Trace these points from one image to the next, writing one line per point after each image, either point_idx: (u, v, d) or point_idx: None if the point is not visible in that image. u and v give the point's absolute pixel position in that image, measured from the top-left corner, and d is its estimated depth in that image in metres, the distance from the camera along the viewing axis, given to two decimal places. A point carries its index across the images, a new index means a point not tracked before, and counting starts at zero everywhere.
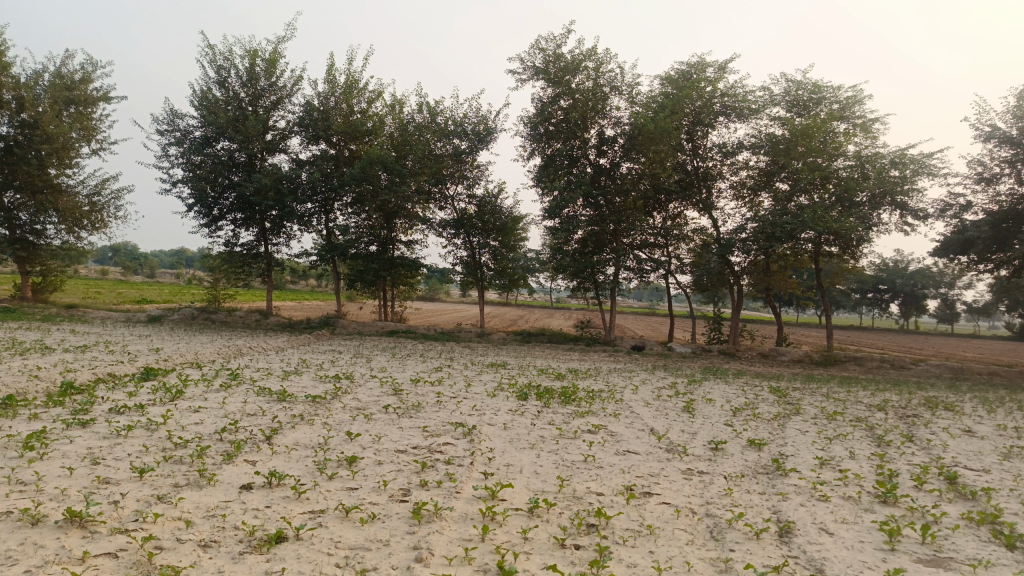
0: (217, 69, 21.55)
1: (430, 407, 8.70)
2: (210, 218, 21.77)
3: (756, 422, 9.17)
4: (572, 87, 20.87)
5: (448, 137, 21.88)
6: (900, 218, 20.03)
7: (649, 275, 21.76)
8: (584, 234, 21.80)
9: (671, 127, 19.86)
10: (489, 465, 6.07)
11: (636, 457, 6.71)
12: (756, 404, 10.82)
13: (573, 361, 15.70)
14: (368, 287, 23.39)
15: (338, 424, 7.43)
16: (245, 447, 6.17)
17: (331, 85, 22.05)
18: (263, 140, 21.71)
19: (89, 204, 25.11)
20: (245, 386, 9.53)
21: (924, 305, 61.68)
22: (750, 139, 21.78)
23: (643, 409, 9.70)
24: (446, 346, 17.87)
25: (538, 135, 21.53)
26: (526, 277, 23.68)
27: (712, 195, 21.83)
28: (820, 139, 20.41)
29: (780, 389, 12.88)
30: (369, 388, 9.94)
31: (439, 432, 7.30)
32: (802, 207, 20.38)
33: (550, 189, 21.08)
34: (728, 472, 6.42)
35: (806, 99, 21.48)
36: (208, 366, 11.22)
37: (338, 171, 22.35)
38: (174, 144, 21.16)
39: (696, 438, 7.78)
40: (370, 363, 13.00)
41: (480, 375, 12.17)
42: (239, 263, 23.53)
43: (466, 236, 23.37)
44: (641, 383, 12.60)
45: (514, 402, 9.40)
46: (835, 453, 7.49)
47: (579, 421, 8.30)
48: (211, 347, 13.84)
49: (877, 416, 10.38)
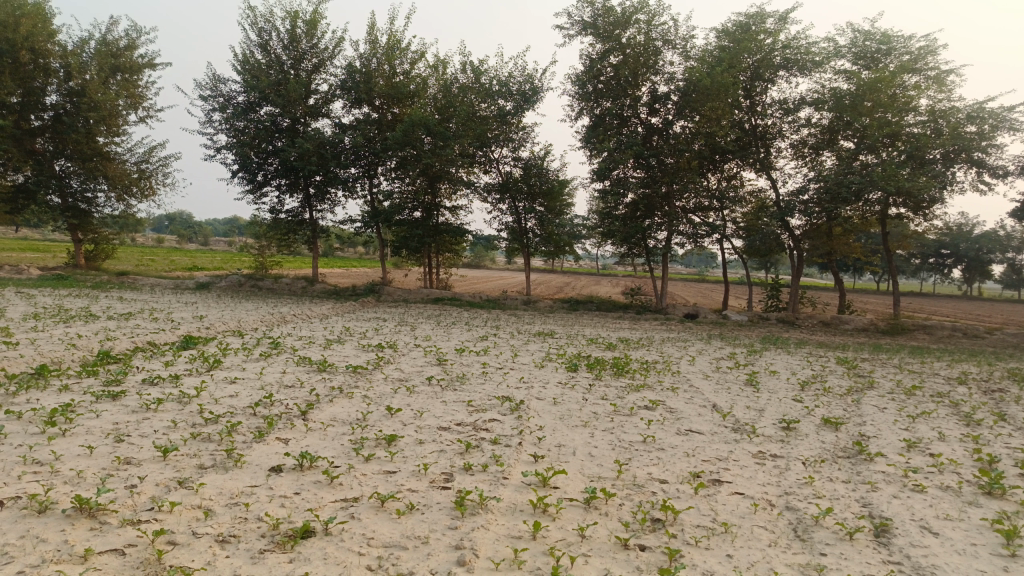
0: (259, 31, 21.16)
1: (476, 380, 8.20)
2: (254, 184, 21.58)
3: (827, 398, 8.45)
4: (623, 42, 19.89)
5: (493, 98, 21.21)
6: (977, 176, 18.63)
7: (703, 239, 20.83)
8: (634, 198, 20.94)
9: (729, 82, 18.78)
10: (540, 447, 5.54)
11: (700, 438, 6.10)
12: (824, 377, 10.06)
13: (624, 330, 15.08)
14: (413, 254, 23.02)
15: (378, 397, 6.98)
16: (278, 422, 5.75)
17: (372, 46, 21.45)
18: (306, 104, 21.34)
19: (137, 172, 25.22)
20: (285, 356, 9.18)
21: (989, 271, 58.87)
22: (812, 95, 20.52)
23: (702, 382, 9.06)
24: (492, 314, 17.42)
25: (587, 93, 20.64)
26: (572, 243, 23.00)
27: (770, 155, 20.71)
28: (889, 94, 19.07)
29: (848, 360, 12.05)
30: (412, 358, 9.51)
31: (485, 407, 6.80)
32: (869, 166, 19.14)
33: (599, 150, 20.23)
34: (806, 456, 5.77)
35: (875, 51, 20.05)
36: (249, 334, 10.95)
37: (381, 134, 21.89)
38: (217, 109, 20.92)
39: (764, 416, 7.13)
40: (414, 332, 12.61)
41: (528, 345, 11.66)
42: (284, 230, 23.38)
43: (512, 201, 22.72)
44: (698, 353, 11.91)
45: (564, 375, 8.86)
46: (921, 434, 6.76)
47: (635, 396, 7.72)
48: (253, 314, 13.62)
49: (960, 391, 9.51)
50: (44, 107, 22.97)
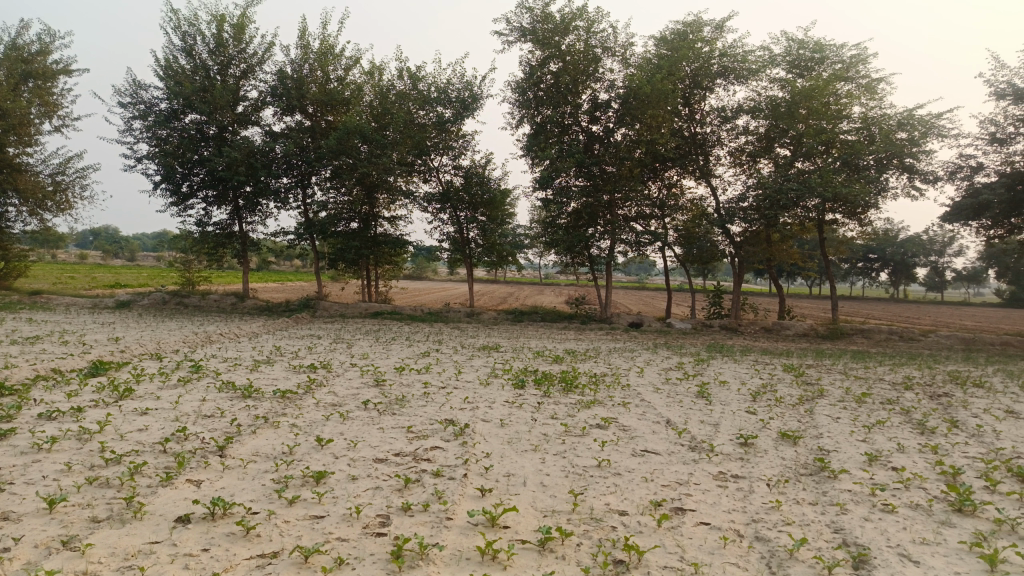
0: (182, 35, 20.13)
1: (416, 402, 7.65)
2: (179, 196, 20.48)
3: (781, 409, 8.21)
4: (562, 49, 19.67)
5: (431, 105, 20.71)
6: (908, 182, 19.06)
7: (645, 247, 20.71)
8: (577, 206, 20.69)
9: (668, 89, 18.75)
10: (487, 478, 5.04)
11: (657, 459, 5.71)
12: (774, 386, 9.86)
13: (570, 342, 14.71)
14: (350, 266, 22.24)
15: (308, 426, 6.36)
16: (191, 461, 5.10)
17: (304, 51, 20.67)
18: (234, 112, 20.41)
19: (52, 185, 23.68)
20: (207, 381, 8.42)
21: (914, 274, 61.18)
22: (749, 103, 20.71)
23: (653, 395, 8.71)
24: (433, 328, 16.84)
25: (527, 101, 20.36)
26: (515, 253, 22.62)
27: (710, 163, 20.80)
28: (823, 102, 19.36)
29: (795, 368, 11.95)
30: (347, 380, 8.88)
31: (426, 433, 6.26)
32: (806, 173, 19.38)
33: (540, 158, 19.93)
34: (768, 476, 5.44)
35: (808, 60, 20.35)
36: (168, 357, 10.09)
37: (314, 143, 21.10)
38: (138, 117, 19.77)
39: (720, 432, 6.81)
40: (351, 349, 11.94)
41: (471, 360, 11.14)
42: (213, 244, 22.28)
43: (453, 211, 22.20)
44: (646, 364, 11.60)
45: (510, 392, 8.38)
46: (880, 446, 6.54)
47: (585, 414, 7.30)
48: (176, 334, 12.70)
49: (908, 397, 9.42)
50: None
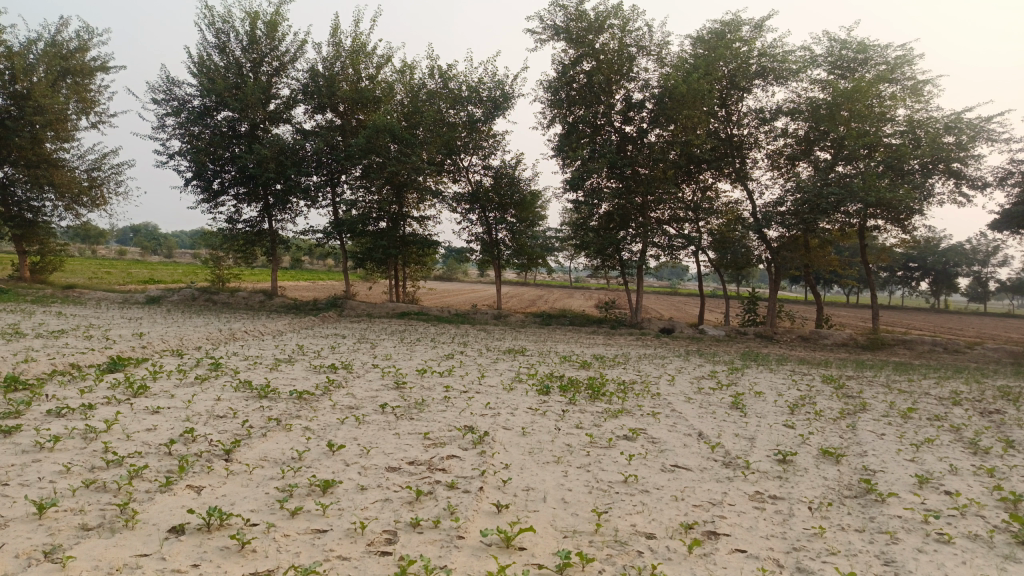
0: (216, 33, 20.20)
1: (435, 406, 7.35)
2: (210, 192, 20.54)
3: (820, 423, 7.75)
4: (596, 48, 19.28)
5: (462, 104, 20.50)
6: (955, 187, 18.30)
7: (678, 251, 20.20)
8: (608, 209, 20.27)
9: (705, 89, 18.25)
10: (504, 492, 4.73)
11: (689, 476, 5.33)
12: (812, 398, 9.37)
13: (598, 346, 14.33)
14: (378, 266, 22.11)
15: (321, 431, 6.10)
16: (194, 465, 4.85)
17: (336, 48, 20.59)
18: (265, 109, 20.42)
19: (88, 180, 23.93)
20: (223, 379, 8.22)
21: (955, 284, 59.40)
22: (788, 104, 20.10)
23: (684, 405, 8.30)
24: (459, 329, 16.57)
25: (560, 100, 20.03)
26: (545, 255, 22.28)
27: (746, 165, 20.24)
28: (866, 104, 18.67)
29: (834, 379, 11.42)
30: (367, 381, 8.63)
31: (443, 440, 5.96)
32: (847, 177, 18.72)
33: (572, 159, 19.55)
34: (810, 498, 5.03)
35: (851, 61, 19.68)
36: (189, 354, 9.94)
37: (344, 142, 21.02)
38: (171, 113, 19.86)
39: (756, 447, 6.39)
40: (373, 349, 11.71)
41: (496, 363, 10.83)
42: (242, 241, 22.32)
43: (482, 211, 21.94)
44: (677, 372, 11.17)
45: (534, 399, 8.04)
46: (930, 467, 6.06)
47: (612, 424, 6.93)
48: (200, 331, 12.59)
49: (956, 414, 8.86)
50: None
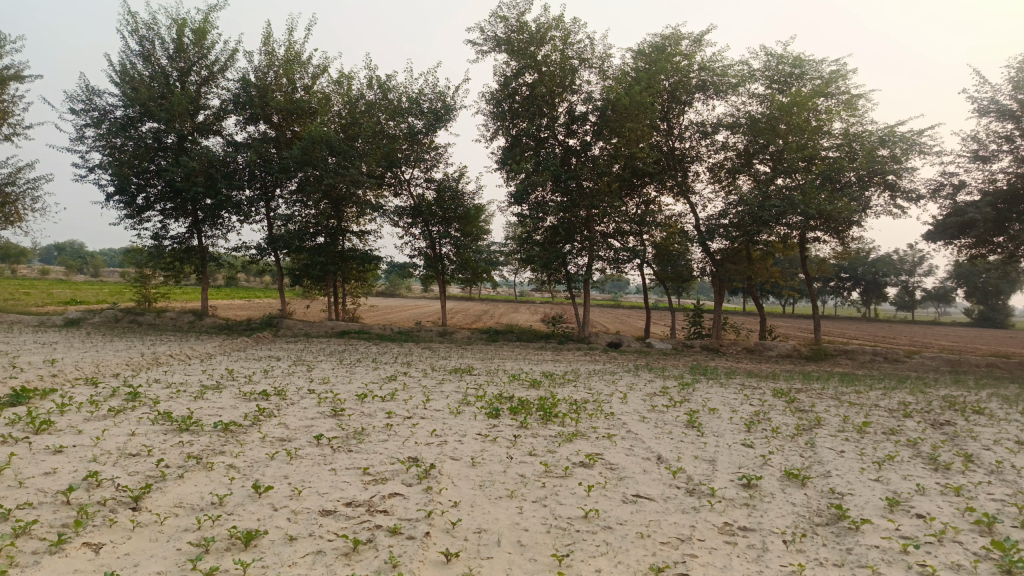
0: (140, 40, 19.20)
1: (376, 436, 6.80)
2: (134, 208, 19.44)
3: (779, 441, 7.50)
4: (538, 60, 19.07)
5: (402, 116, 20.00)
6: (890, 199, 18.70)
7: (624, 264, 20.06)
8: (553, 222, 20.00)
9: (648, 102, 18.21)
10: (454, 536, 4.24)
11: (652, 508, 4.94)
12: (766, 413, 9.15)
13: (546, 363, 13.94)
14: (316, 283, 21.30)
15: (248, 469, 5.49)
16: (94, 516, 4.20)
17: (270, 57, 19.84)
18: (194, 120, 19.48)
19: (0, 196, 22.37)
20: (140, 411, 7.47)
21: (884, 293, 61.52)
22: (728, 118, 20.27)
23: (640, 425, 7.96)
24: (402, 348, 15.97)
25: (503, 112, 19.73)
26: (490, 270, 21.86)
27: (688, 178, 20.29)
28: (804, 117, 18.95)
29: (784, 392, 11.29)
30: (302, 409, 8.00)
31: (385, 475, 5.44)
32: (787, 189, 18.93)
33: (516, 172, 19.22)
34: (781, 528, 4.71)
35: (787, 75, 19.99)
36: (104, 383, 9.09)
37: (279, 154, 20.23)
38: (91, 124, 18.73)
39: (718, 471, 6.05)
40: (310, 372, 11.04)
41: (441, 385, 10.30)
42: (170, 259, 21.19)
43: (424, 226, 21.40)
44: (628, 389, 10.83)
45: (483, 423, 7.57)
46: (897, 487, 5.84)
47: (567, 449, 6.51)
48: (119, 356, 11.68)
49: (910, 426, 8.76)
50: None
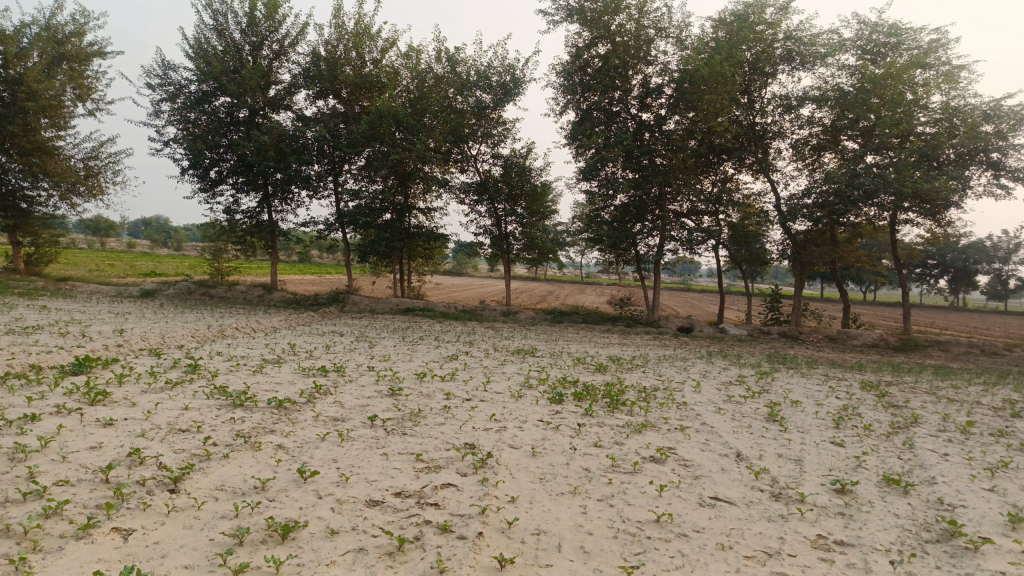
0: (214, 14, 19.34)
1: (433, 418, 6.44)
2: (207, 182, 19.75)
3: (872, 441, 6.78)
4: (612, 30, 18.28)
5: (470, 90, 19.62)
6: (993, 179, 17.21)
7: (697, 246, 19.19)
8: (624, 200, 19.28)
9: (729, 73, 17.21)
10: (510, 537, 3.82)
11: (733, 514, 4.41)
12: (855, 408, 8.39)
13: (613, 346, 13.39)
14: (382, 260, 21.24)
15: (296, 450, 5.20)
16: (129, 499, 3.96)
17: (339, 30, 19.70)
18: (265, 95, 19.58)
19: (84, 169, 23.13)
20: (197, 385, 7.34)
21: (975, 281, 58.02)
22: (815, 91, 19.04)
23: (716, 417, 7.37)
24: (466, 327, 15.68)
25: (573, 86, 19.06)
26: (556, 250, 21.33)
27: (769, 156, 19.19)
28: (899, 90, 17.57)
29: (873, 385, 10.43)
30: (359, 387, 7.73)
31: (439, 463, 5.06)
32: (878, 167, 17.66)
33: (586, 147, 18.56)
34: (885, 545, 4.10)
35: (881, 45, 18.59)
36: (167, 355, 9.05)
37: (347, 129, 20.16)
38: (167, 99, 19.03)
39: (805, 472, 5.45)
40: (371, 349, 10.83)
41: (503, 365, 9.91)
42: (242, 233, 21.50)
43: (491, 203, 21.03)
44: (702, 377, 10.21)
45: (546, 409, 7.12)
46: (1017, 500, 5.10)
47: (635, 441, 6.00)
48: (186, 327, 11.75)
49: (1021, 428, 7.86)
50: None
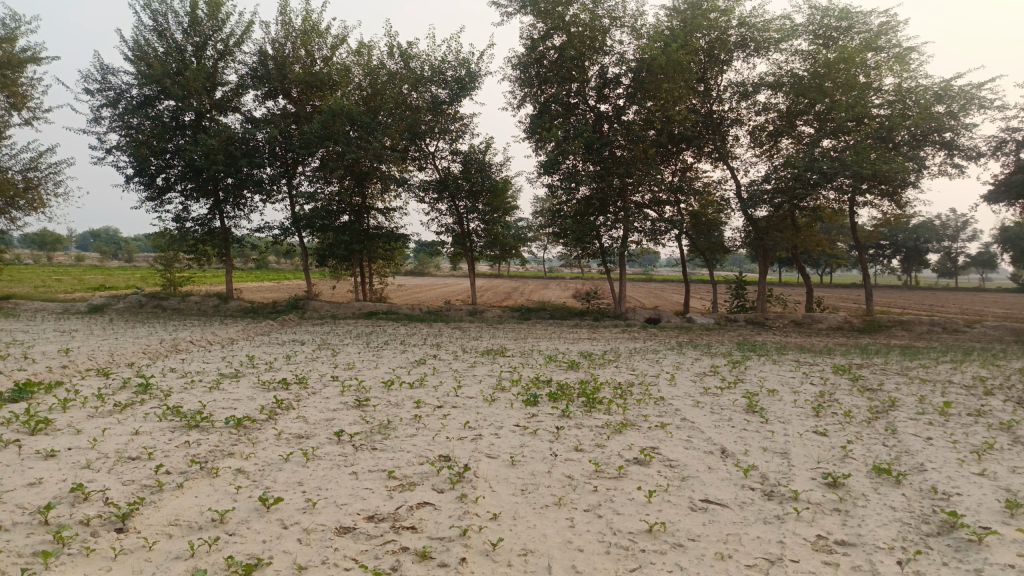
0: (154, 14, 18.58)
1: (403, 430, 6.10)
2: (154, 190, 19.01)
3: (855, 428, 6.64)
4: (567, 21, 18.05)
5: (425, 86, 19.24)
6: (947, 158, 17.45)
7: (661, 236, 19.11)
8: (586, 193, 19.11)
9: (686, 61, 17.13)
10: (495, 561, 3.52)
11: (728, 518, 4.18)
12: (832, 394, 8.29)
13: (583, 342, 13.18)
14: (342, 263, 20.72)
15: (258, 474, 4.83)
16: (71, 543, 3.55)
17: (286, 28, 19.11)
18: (212, 97, 18.89)
19: (23, 181, 22.08)
20: (149, 406, 6.87)
21: (926, 260, 59.56)
22: (770, 76, 19.09)
23: (696, 411, 7.17)
24: (432, 329, 15.33)
25: (530, 78, 18.81)
26: (519, 246, 21.07)
27: (728, 143, 19.20)
28: (853, 72, 17.68)
29: (846, 369, 10.40)
30: (323, 399, 7.35)
31: (413, 480, 4.73)
32: (835, 151, 17.78)
33: (545, 140, 18.33)
34: (888, 543, 3.90)
35: (833, 29, 18.71)
36: (116, 374, 8.52)
37: (299, 130, 19.58)
38: (107, 104, 18.24)
39: (794, 467, 5.26)
40: (335, 357, 10.42)
41: (473, 368, 9.60)
42: (194, 242, 20.77)
43: (451, 201, 20.68)
44: (676, 369, 10.04)
45: (522, 413, 6.83)
46: (1010, 483, 4.98)
47: (617, 443, 5.75)
48: (137, 343, 11.18)
49: (996, 406, 7.84)
50: None
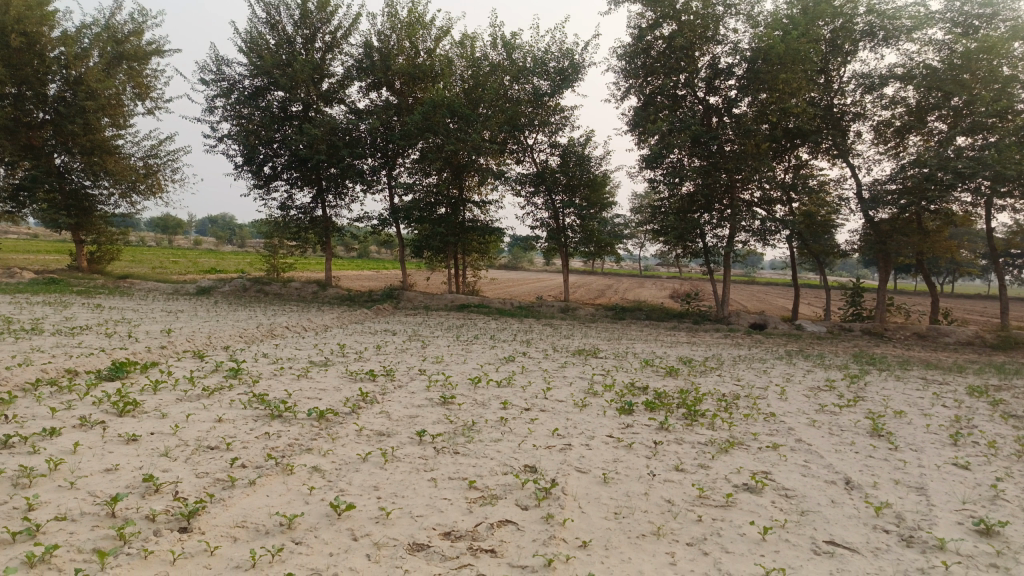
0: (267, 7, 19.08)
1: (488, 434, 5.71)
2: (261, 178, 19.55)
3: (1004, 464, 5.74)
4: (678, 9, 17.21)
5: (527, 77, 18.92)
6: None
7: (770, 237, 18.00)
8: (691, 189, 18.23)
9: (807, 50, 15.94)
10: None
11: (860, 568, 3.54)
12: (970, 420, 7.31)
13: (682, 347, 12.47)
14: (437, 255, 20.72)
15: (334, 475, 4.55)
16: (132, 541, 3.35)
17: (391, 19, 19.20)
18: (318, 88, 19.23)
19: (144, 168, 23.31)
20: (237, 392, 6.80)
21: None
22: (899, 68, 17.57)
23: (812, 432, 6.42)
24: (524, 325, 14.97)
25: (636, 69, 18.12)
26: (615, 244, 20.40)
27: (848, 139, 17.83)
28: (998, 62, 15.88)
29: (982, 390, 9.27)
30: (409, 395, 7.07)
31: (496, 493, 4.33)
32: (972, 149, 16.15)
33: (649, 133, 17.61)
34: None
35: (973, 17, 16.95)
36: (210, 357, 8.58)
37: (400, 121, 19.65)
38: (220, 94, 18.88)
39: (936, 508, 4.51)
40: (425, 350, 10.20)
41: (565, 369, 9.13)
42: (296, 229, 21.28)
43: (548, 195, 20.26)
44: (786, 381, 9.21)
45: (617, 423, 6.30)
46: None
47: (724, 465, 5.15)
48: (235, 327, 11.37)
49: None
50: (43, 97, 21.02)
